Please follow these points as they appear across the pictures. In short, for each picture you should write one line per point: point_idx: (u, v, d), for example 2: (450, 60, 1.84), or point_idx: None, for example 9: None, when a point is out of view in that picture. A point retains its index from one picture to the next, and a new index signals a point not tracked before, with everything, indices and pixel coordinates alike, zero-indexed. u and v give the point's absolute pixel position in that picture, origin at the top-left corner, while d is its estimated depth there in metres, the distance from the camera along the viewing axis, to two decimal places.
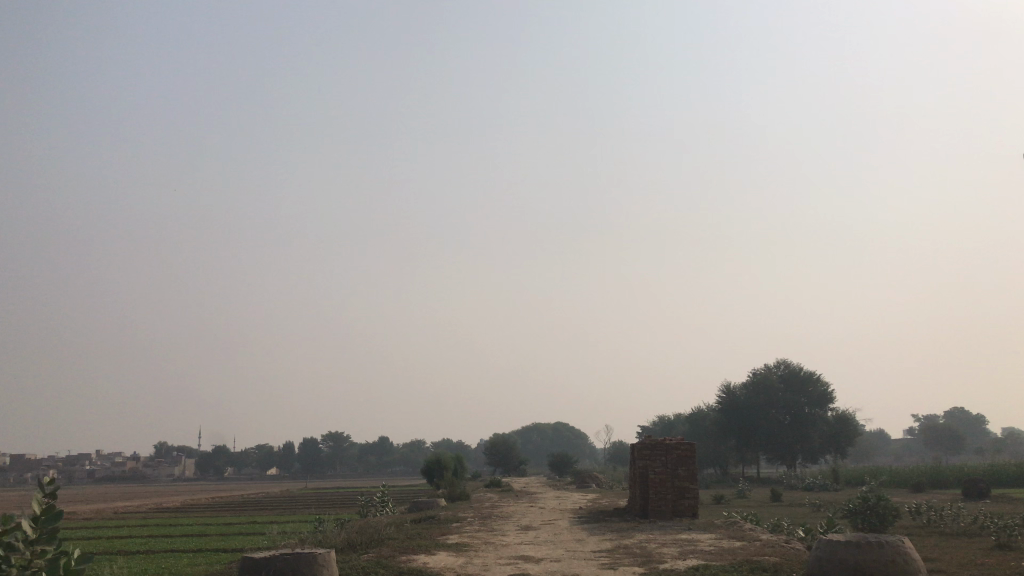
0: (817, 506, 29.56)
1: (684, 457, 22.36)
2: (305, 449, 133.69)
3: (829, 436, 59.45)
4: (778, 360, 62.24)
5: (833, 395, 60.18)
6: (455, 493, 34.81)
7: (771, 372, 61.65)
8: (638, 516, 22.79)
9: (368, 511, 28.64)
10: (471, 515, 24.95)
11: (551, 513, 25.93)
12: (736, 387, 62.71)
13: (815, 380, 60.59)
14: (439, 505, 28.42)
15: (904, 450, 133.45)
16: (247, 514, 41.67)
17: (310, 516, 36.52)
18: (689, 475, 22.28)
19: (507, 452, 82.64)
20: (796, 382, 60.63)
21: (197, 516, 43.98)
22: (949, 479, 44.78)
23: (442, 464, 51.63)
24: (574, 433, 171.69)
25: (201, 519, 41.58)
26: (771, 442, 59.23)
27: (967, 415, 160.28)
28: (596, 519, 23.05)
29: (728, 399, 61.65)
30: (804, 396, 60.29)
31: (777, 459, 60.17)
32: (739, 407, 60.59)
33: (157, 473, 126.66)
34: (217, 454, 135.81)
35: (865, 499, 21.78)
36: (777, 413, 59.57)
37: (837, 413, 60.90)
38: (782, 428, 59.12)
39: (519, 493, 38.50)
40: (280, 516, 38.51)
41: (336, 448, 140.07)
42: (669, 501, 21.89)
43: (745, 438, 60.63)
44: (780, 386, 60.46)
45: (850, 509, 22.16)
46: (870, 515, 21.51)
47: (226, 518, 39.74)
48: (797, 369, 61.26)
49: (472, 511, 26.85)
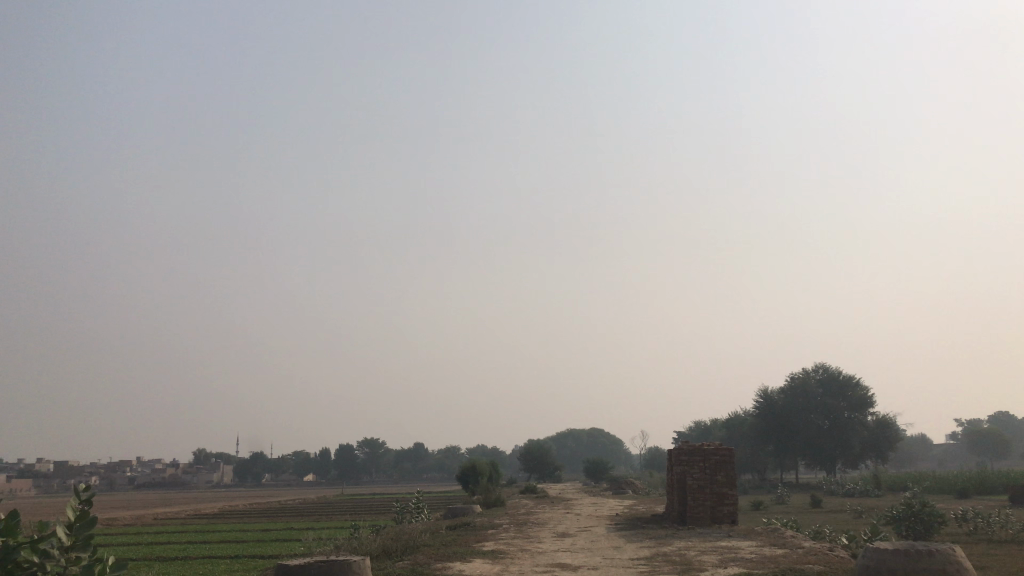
0: (858, 513, 28.97)
1: (723, 463, 21.94)
2: (341, 455, 134.47)
3: (870, 441, 58.34)
4: (816, 363, 61.18)
5: (874, 399, 58.98)
6: (490, 500, 34.68)
7: (810, 376, 60.66)
8: (676, 523, 22.46)
9: (403, 517, 28.60)
10: (507, 522, 24.79)
11: (588, 520, 25.66)
12: (774, 391, 61.86)
13: (855, 384, 59.46)
14: (474, 512, 28.30)
15: (947, 455, 130.74)
16: (283, 521, 41.85)
17: (345, 523, 36.53)
18: (728, 481, 21.86)
19: (541, 458, 82.33)
20: (836, 386, 59.59)
21: (233, 523, 44.21)
22: (995, 485, 43.63)
23: (476, 470, 51.52)
24: (609, 439, 170.75)
25: (238, 525, 41.82)
26: (811, 448, 58.31)
27: (1013, 419, 156.72)
28: (633, 526, 22.75)
29: (766, 403, 60.83)
30: (844, 400, 59.18)
31: (816, 465, 59.22)
32: (777, 412, 59.78)
33: (196, 479, 128.24)
34: (255, 461, 137.18)
35: (909, 505, 21.23)
36: (817, 418, 58.58)
37: (877, 418, 59.71)
38: (821, 433, 58.16)
39: (555, 499, 38.24)
40: (316, 522, 38.57)
41: (371, 454, 140.62)
42: (708, 508, 21.54)
43: (783, 443, 59.80)
44: (818, 390, 59.43)
45: (893, 515, 21.68)
46: (915, 522, 20.98)
47: (263, 525, 39.95)
48: (837, 372, 60.15)
49: (507, 518, 26.67)
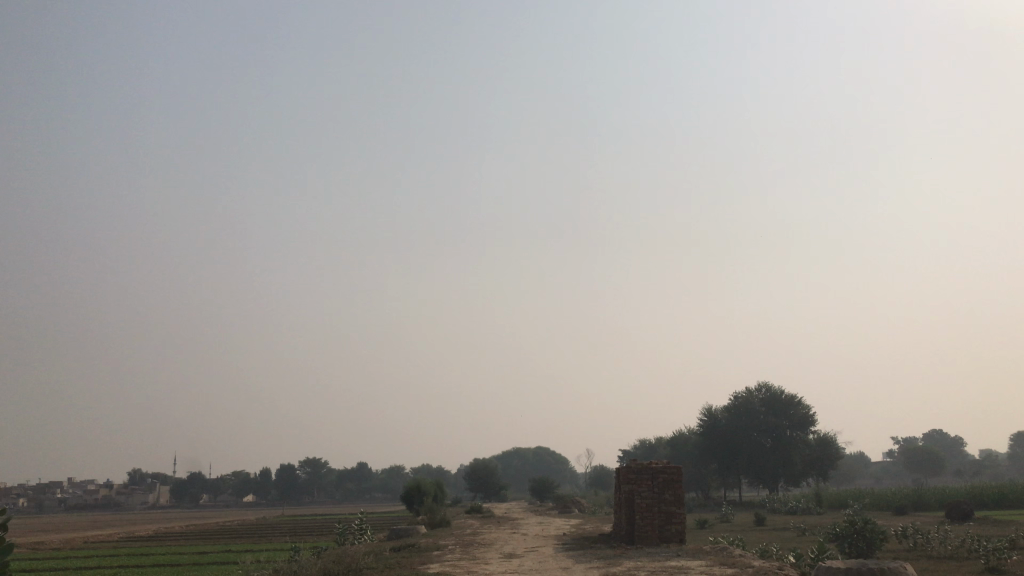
0: (801, 530, 29.17)
1: (671, 482, 21.82)
2: (282, 475, 131.77)
3: (812, 459, 59.21)
4: (759, 383, 61.87)
5: (815, 417, 59.89)
6: (435, 520, 34.14)
7: (753, 395, 61.31)
8: (624, 542, 22.32)
9: (346, 538, 27.87)
10: (453, 542, 24.33)
11: (535, 540, 25.34)
12: (718, 410, 62.46)
13: (797, 403, 60.29)
14: (418, 532, 27.75)
15: (884, 472, 133.51)
16: (221, 543, 40.62)
17: (287, 544, 35.64)
18: (676, 499, 21.76)
19: (487, 477, 81.74)
20: (778, 405, 60.27)
21: (168, 545, 42.73)
22: (932, 502, 44.52)
23: (421, 489, 50.82)
24: (555, 458, 170.57)
25: (174, 547, 40.41)
26: (754, 466, 58.93)
27: (946, 438, 161.14)
28: (581, 546, 22.53)
29: (710, 422, 61.34)
30: (786, 419, 59.96)
31: (759, 483, 59.86)
32: (721, 431, 60.38)
33: (130, 501, 124.17)
34: (193, 481, 133.43)
35: (852, 523, 21.38)
36: (760, 437, 59.27)
37: (818, 436, 60.63)
38: (764, 451, 58.77)
39: (501, 520, 37.75)
40: (256, 544, 37.54)
41: (314, 474, 137.92)
42: (655, 526, 21.45)
43: (727, 461, 60.35)
44: (762, 409, 60.14)
45: (837, 533, 21.79)
46: (857, 539, 21.12)
47: (199, 548, 38.67)
48: (779, 391, 60.94)
49: (454, 538, 26.21)
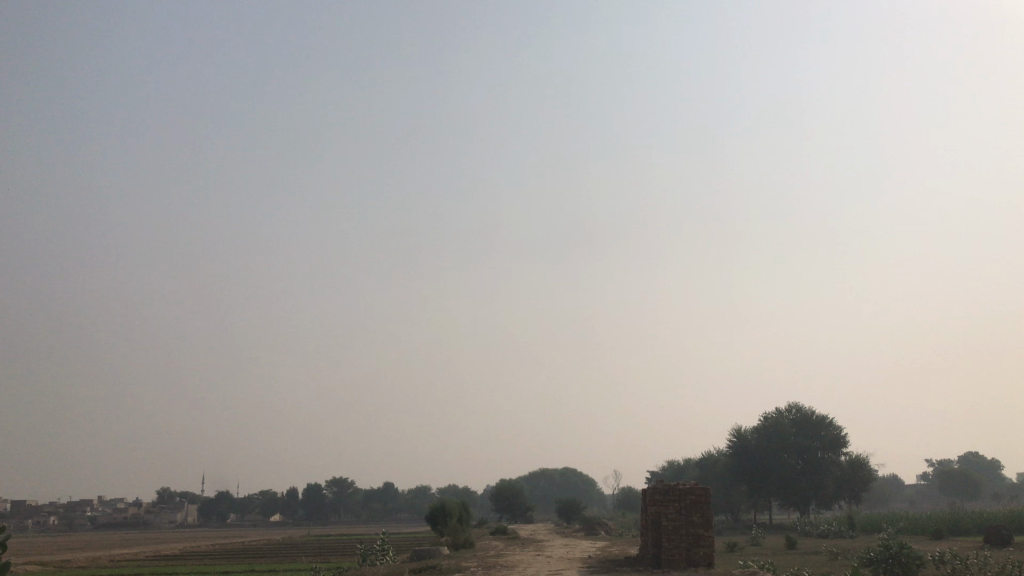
0: (834, 554, 28.32)
1: (698, 503, 21.27)
2: (309, 494, 131.92)
3: (844, 482, 57.96)
4: (789, 404, 60.86)
5: (846, 438, 58.68)
6: (458, 541, 33.66)
7: (783, 416, 60.31)
8: (651, 565, 21.79)
9: (368, 559, 27.53)
10: (476, 564, 23.89)
11: (560, 563, 24.82)
12: (748, 430, 61.54)
13: (828, 424, 59.18)
14: (441, 553, 27.33)
15: (918, 495, 130.76)
16: (244, 563, 40.40)
17: (309, 564, 35.26)
18: (704, 521, 21.22)
19: (513, 498, 80.99)
20: (808, 426, 59.19)
21: (192, 564, 42.51)
22: (969, 526, 43.30)
23: (446, 510, 50.24)
24: (582, 478, 169.18)
25: (197, 567, 40.12)
26: (784, 489, 57.87)
27: (983, 460, 157.69)
28: (606, 569, 22.00)
29: (740, 444, 60.41)
30: (817, 440, 58.81)
31: (789, 505, 58.74)
32: (751, 452, 59.46)
33: (158, 519, 124.66)
34: (221, 500, 133.89)
35: (887, 547, 20.72)
36: (790, 458, 58.18)
37: (850, 457, 59.37)
38: (794, 474, 57.68)
39: (526, 541, 37.37)
40: (279, 564, 37.20)
41: (340, 494, 137.83)
42: (683, 549, 20.90)
43: (757, 484, 59.33)
44: (792, 430, 59.11)
45: (871, 557, 21.10)
46: (893, 564, 20.42)
47: (222, 567, 38.50)
48: (809, 412, 59.87)
49: (476, 559, 25.74)
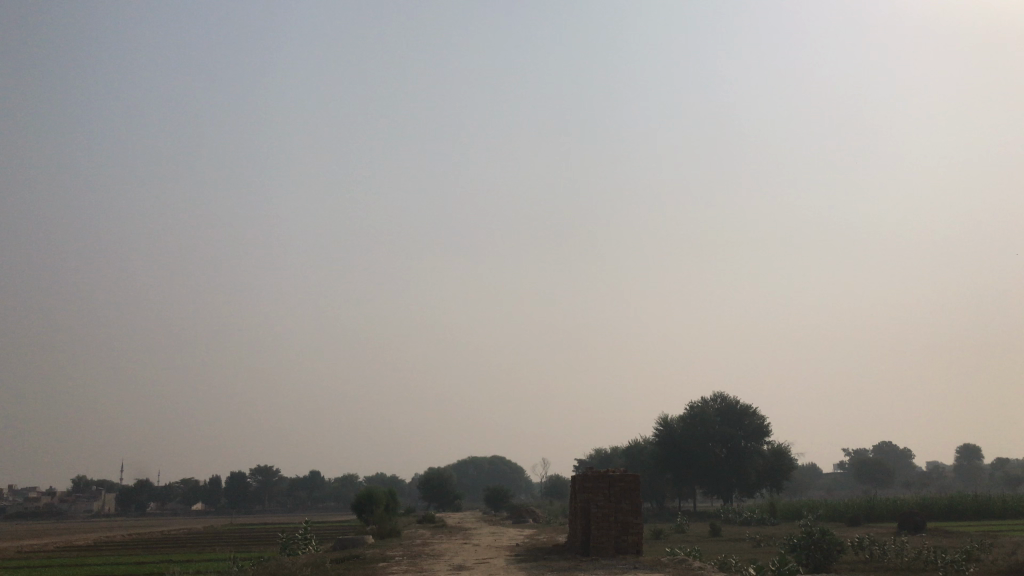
0: (757, 541, 28.70)
1: (628, 490, 21.15)
2: (233, 483, 129.15)
3: (766, 470, 59.16)
4: (715, 393, 61.80)
5: (769, 428, 59.96)
6: (384, 529, 33.12)
7: (708, 405, 61.20)
8: (579, 553, 21.61)
9: (291, 547, 26.72)
10: (400, 554, 23.31)
11: (487, 551, 24.33)
12: (674, 419, 62.27)
13: (751, 414, 60.34)
14: (365, 543, 26.68)
15: (834, 483, 134.94)
16: (161, 553, 38.92)
17: (228, 554, 34.37)
18: (633, 509, 21.11)
19: (440, 486, 80.48)
20: (732, 415, 60.23)
21: (106, 555, 40.95)
22: (884, 513, 44.67)
23: (373, 498, 49.46)
24: (511, 467, 169.63)
25: (112, 557, 38.62)
26: (707, 477, 58.92)
27: (896, 450, 163.94)
28: (533, 557, 21.66)
29: (666, 432, 61.05)
30: (741, 429, 59.89)
31: (713, 493, 59.79)
32: (676, 441, 60.17)
33: (73, 509, 120.33)
34: (140, 488, 129.69)
35: (810, 534, 20.99)
36: (715, 447, 59.07)
37: (772, 446, 60.68)
38: (718, 462, 58.66)
39: (453, 530, 37.08)
40: (198, 554, 36.02)
41: (265, 482, 135.48)
42: (611, 537, 20.79)
43: (682, 471, 60.18)
44: (717, 419, 60.04)
45: (793, 544, 21.32)
46: (815, 550, 20.68)
47: (139, 557, 36.98)
48: (734, 402, 60.88)
49: (401, 549, 25.19)
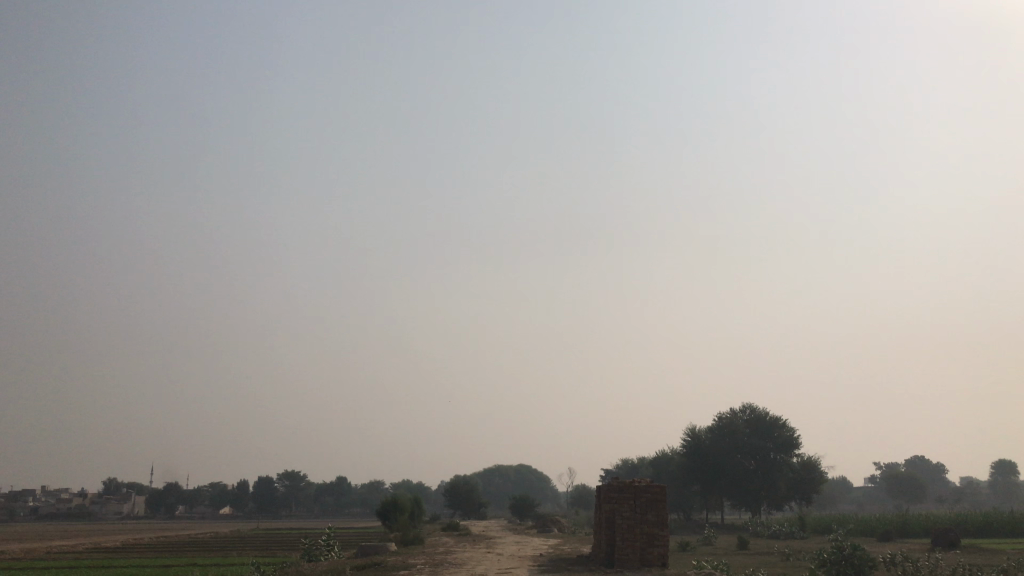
0: (786, 555, 28.14)
1: (655, 501, 20.79)
2: (260, 487, 130.08)
3: (795, 483, 58.25)
4: (744, 404, 61.02)
5: (798, 440, 59.07)
6: (408, 537, 32.89)
7: (737, 417, 60.41)
8: (604, 565, 21.28)
9: (315, 554, 26.67)
10: (422, 562, 23.13)
11: (510, 561, 23.99)
12: (702, 430, 61.59)
13: (781, 426, 59.49)
14: (387, 550, 26.55)
15: (866, 498, 132.66)
16: (188, 556, 39.07)
17: (252, 559, 34.34)
18: (659, 520, 20.77)
19: (465, 494, 80.31)
20: (761, 426, 59.41)
21: (133, 557, 41.23)
22: (917, 529, 43.72)
23: (398, 505, 49.37)
24: (537, 476, 168.97)
25: (139, 560, 38.93)
26: (735, 489, 58.14)
27: (928, 464, 161.23)
28: (557, 569, 21.37)
29: (694, 443, 60.41)
30: (770, 441, 59.02)
31: (741, 505, 58.98)
32: (704, 451, 59.49)
33: (103, 511, 121.75)
34: (169, 491, 130.94)
35: (841, 549, 20.49)
36: (743, 459, 58.30)
37: (802, 459, 59.76)
38: (747, 474, 57.86)
39: (477, 538, 36.91)
40: (222, 558, 36.08)
41: (292, 487, 136.29)
42: (637, 549, 20.44)
43: (709, 483, 59.47)
44: (746, 431, 59.24)
45: (823, 559, 20.82)
46: (846, 565, 20.17)
47: (166, 560, 37.15)
48: (763, 413, 60.06)
49: (424, 557, 25.00)
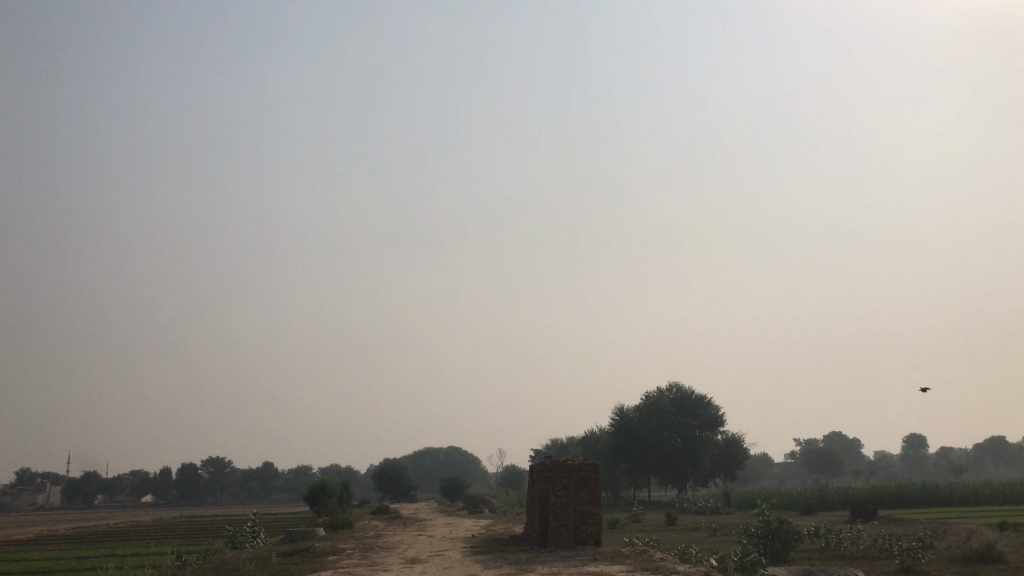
0: (713, 530, 28.52)
1: (587, 479, 20.76)
2: (183, 474, 126.89)
3: (719, 460, 59.53)
4: (670, 383, 61.87)
5: (723, 418, 60.30)
6: (336, 521, 32.33)
7: (664, 395, 61.28)
8: (537, 544, 21.15)
9: (238, 541, 25.82)
10: (351, 546, 22.53)
11: (442, 543, 23.61)
12: (630, 410, 62.19)
13: (706, 404, 60.59)
14: (315, 536, 25.90)
15: (786, 473, 136.93)
16: (106, 546, 37.69)
17: (172, 548, 33.34)
18: (592, 498, 20.72)
19: (395, 477, 79.72)
20: (688, 405, 60.42)
21: (47, 549, 39.59)
22: (835, 501, 45.14)
23: (325, 489, 48.50)
24: (467, 458, 169.38)
25: (53, 552, 37.37)
26: (662, 467, 59.04)
27: (844, 439, 167.22)
28: (490, 549, 21.00)
29: (622, 422, 61.00)
30: (695, 419, 60.16)
31: (668, 482, 59.93)
32: (632, 429, 60.15)
33: (16, 502, 116.98)
34: (87, 480, 126.64)
35: (767, 522, 20.78)
36: (670, 437, 59.16)
37: (726, 436, 61.03)
38: (673, 452, 58.77)
39: (407, 521, 36.57)
40: (142, 548, 34.94)
41: (217, 474, 133.51)
42: (570, 527, 20.37)
43: (637, 461, 60.24)
44: (673, 409, 60.12)
45: (751, 532, 21.09)
46: (772, 539, 20.46)
47: (82, 552, 35.70)
48: (689, 392, 61.06)
49: (353, 541, 24.33)
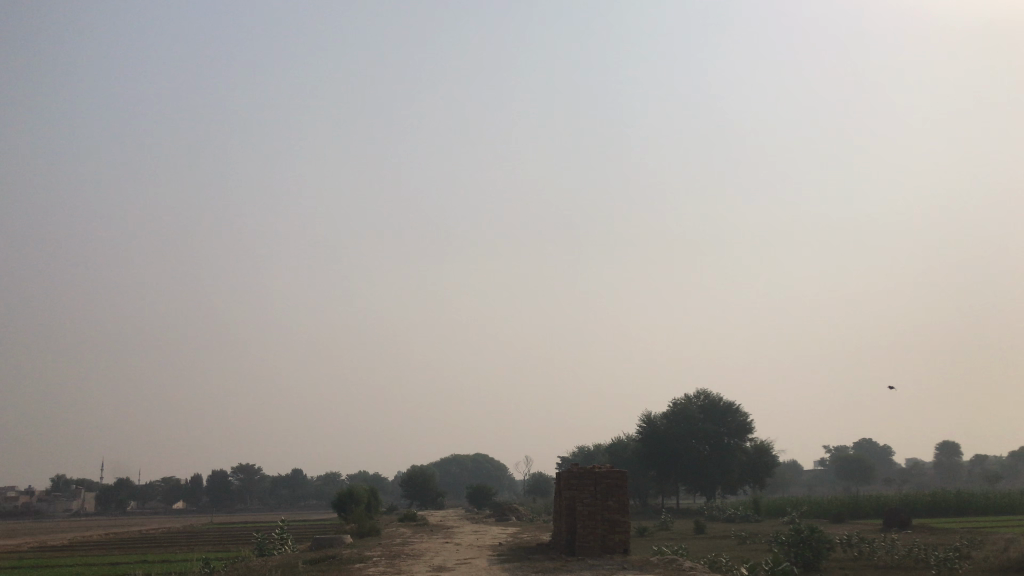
0: (743, 539, 28.14)
1: (615, 487, 20.56)
2: (214, 481, 127.94)
3: (748, 467, 58.91)
4: (698, 390, 61.41)
5: (752, 425, 59.71)
6: (363, 528, 32.36)
7: (691, 402, 60.82)
8: (565, 552, 21.00)
9: (267, 548, 25.89)
10: (379, 553, 22.49)
11: (468, 551, 23.51)
12: (657, 417, 61.75)
13: (734, 411, 60.04)
14: (342, 543, 25.92)
15: (816, 481, 135.12)
16: (138, 553, 38.07)
17: (203, 555, 33.56)
18: (620, 506, 20.52)
19: (423, 484, 79.78)
20: (716, 412, 59.92)
21: (81, 554, 40.11)
22: (867, 509, 44.46)
23: (353, 496, 48.60)
24: (494, 465, 169.15)
25: (87, 557, 37.82)
26: (691, 474, 58.52)
27: (875, 446, 164.73)
28: (518, 557, 20.89)
29: (649, 429, 60.58)
30: (724, 426, 59.62)
31: (696, 490, 59.42)
32: (659, 436, 59.73)
33: (51, 509, 118.62)
34: (120, 487, 128.09)
35: (798, 531, 20.47)
36: (698, 444, 58.66)
37: (755, 444, 60.37)
38: (701, 459, 58.24)
39: (434, 527, 36.58)
40: (173, 554, 35.15)
41: (246, 481, 134.46)
42: (598, 536, 20.20)
43: (665, 469, 59.76)
44: (701, 416, 59.63)
45: (782, 541, 20.78)
46: (804, 548, 20.12)
47: (115, 558, 36.07)
48: (717, 399, 60.57)
49: (380, 549, 24.26)
